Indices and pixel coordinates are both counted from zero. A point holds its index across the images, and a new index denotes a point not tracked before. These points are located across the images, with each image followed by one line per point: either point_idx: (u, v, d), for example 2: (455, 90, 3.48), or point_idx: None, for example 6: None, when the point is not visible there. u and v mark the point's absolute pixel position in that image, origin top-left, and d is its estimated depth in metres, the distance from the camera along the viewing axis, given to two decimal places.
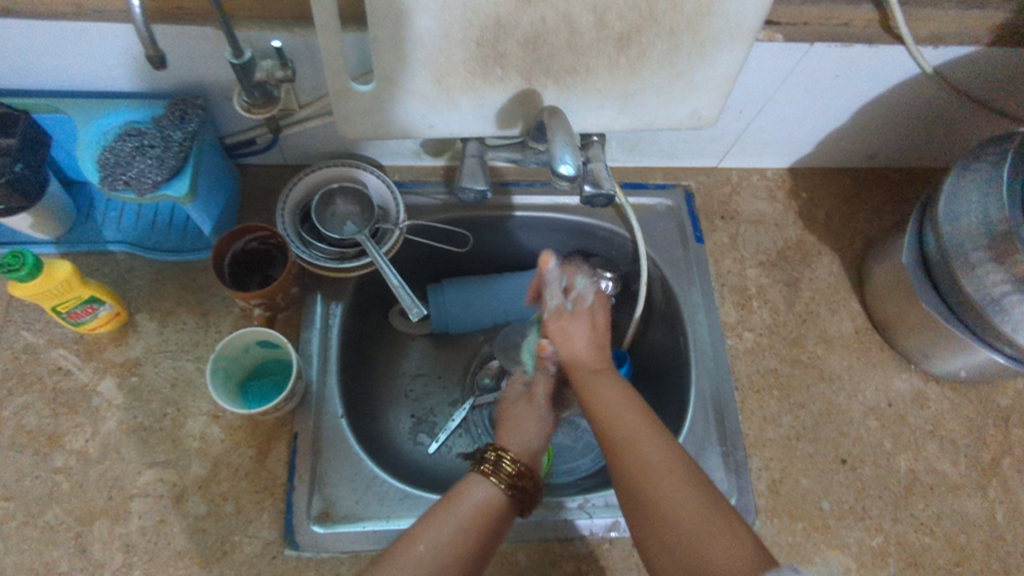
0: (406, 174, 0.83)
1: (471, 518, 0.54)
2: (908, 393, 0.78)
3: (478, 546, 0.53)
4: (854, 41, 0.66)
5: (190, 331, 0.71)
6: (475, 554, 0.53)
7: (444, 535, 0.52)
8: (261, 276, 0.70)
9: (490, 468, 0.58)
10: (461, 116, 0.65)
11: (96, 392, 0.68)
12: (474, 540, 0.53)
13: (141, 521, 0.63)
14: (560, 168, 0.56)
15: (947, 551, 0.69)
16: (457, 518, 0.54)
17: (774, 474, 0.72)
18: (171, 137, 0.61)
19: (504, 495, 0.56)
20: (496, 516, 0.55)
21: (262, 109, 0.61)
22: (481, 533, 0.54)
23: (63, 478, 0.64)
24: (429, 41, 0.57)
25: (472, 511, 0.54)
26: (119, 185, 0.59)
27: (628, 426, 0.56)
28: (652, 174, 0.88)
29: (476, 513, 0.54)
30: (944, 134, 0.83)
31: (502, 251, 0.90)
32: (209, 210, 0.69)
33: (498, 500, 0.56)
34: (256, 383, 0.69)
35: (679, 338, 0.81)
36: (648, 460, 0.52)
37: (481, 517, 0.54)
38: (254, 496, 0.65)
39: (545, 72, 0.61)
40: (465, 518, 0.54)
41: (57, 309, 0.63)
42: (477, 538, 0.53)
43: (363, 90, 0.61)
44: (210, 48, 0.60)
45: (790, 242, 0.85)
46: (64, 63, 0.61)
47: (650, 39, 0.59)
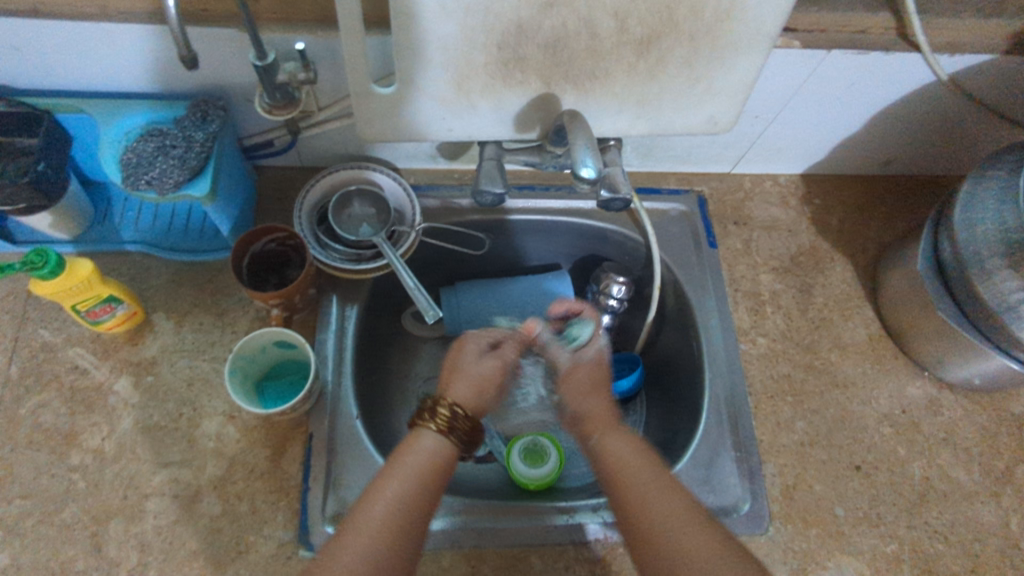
0: (421, 177, 0.83)
1: (417, 472, 0.51)
2: (922, 400, 0.78)
3: (428, 503, 0.50)
4: (870, 48, 0.67)
5: (207, 331, 0.71)
6: (427, 507, 0.50)
7: (391, 493, 0.49)
8: (277, 277, 0.70)
9: (430, 416, 0.55)
10: (480, 119, 0.66)
11: (112, 391, 0.68)
12: (424, 496, 0.50)
13: (157, 520, 0.63)
14: (581, 171, 0.56)
15: (961, 558, 0.69)
16: (405, 472, 0.51)
17: (788, 479, 0.72)
18: (193, 137, 0.62)
19: (445, 442, 0.54)
20: (443, 467, 0.53)
21: (283, 111, 0.62)
22: (431, 486, 0.51)
23: (80, 476, 0.64)
24: (451, 45, 0.57)
25: (419, 464, 0.52)
26: (141, 185, 0.59)
27: (650, 483, 0.51)
28: (666, 180, 0.89)
29: (423, 468, 0.51)
30: (957, 142, 0.83)
31: (515, 255, 0.90)
32: (228, 210, 0.70)
33: (442, 449, 0.53)
34: (272, 385, 0.69)
35: (692, 343, 0.81)
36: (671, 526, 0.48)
37: (428, 471, 0.51)
38: (269, 497, 0.65)
39: (564, 77, 0.61)
40: (412, 474, 0.51)
41: (76, 308, 0.63)
42: (425, 491, 0.50)
43: (383, 92, 0.62)
44: (234, 49, 0.60)
45: (803, 248, 0.85)
46: (87, 64, 0.62)
47: (669, 44, 0.60)
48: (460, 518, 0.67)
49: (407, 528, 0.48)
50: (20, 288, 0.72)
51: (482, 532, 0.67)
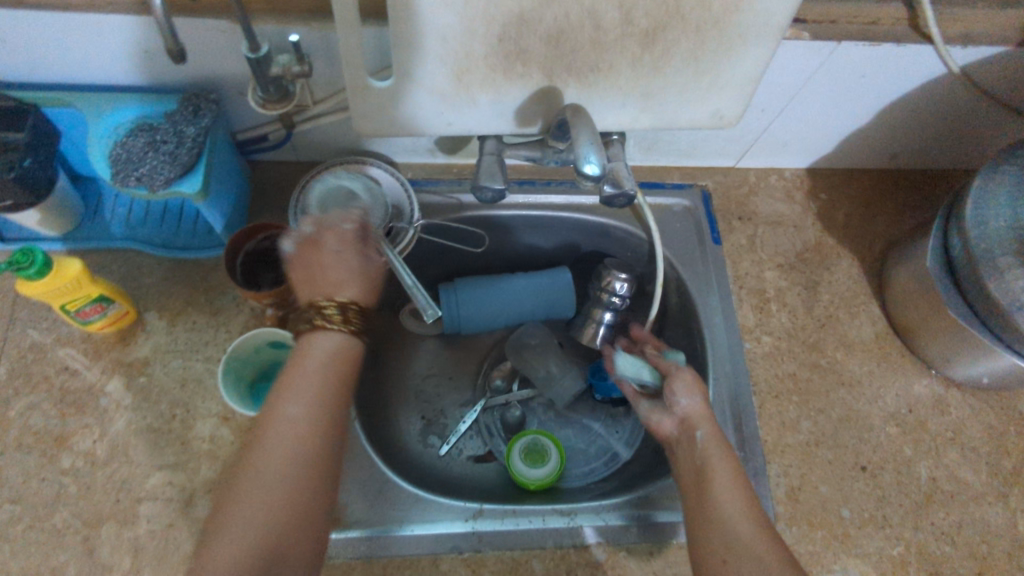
0: (420, 172, 0.81)
1: (320, 372, 0.52)
2: (929, 399, 0.76)
3: (334, 398, 0.51)
4: (881, 40, 0.65)
5: (200, 330, 0.70)
6: (337, 401, 0.52)
7: (297, 395, 0.50)
8: (273, 275, 0.68)
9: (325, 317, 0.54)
10: (480, 113, 0.64)
11: (104, 393, 0.66)
12: (330, 397, 0.51)
13: (150, 525, 0.61)
14: (584, 168, 0.54)
15: (969, 560, 0.68)
16: (306, 372, 0.51)
17: (793, 480, 0.71)
18: (185, 132, 0.60)
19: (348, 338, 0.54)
20: (348, 361, 0.53)
21: (277, 106, 0.60)
22: (336, 381, 0.52)
23: (71, 480, 0.62)
24: (450, 37, 0.55)
25: (320, 365, 0.52)
26: (131, 181, 0.57)
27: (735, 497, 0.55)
28: (669, 174, 0.87)
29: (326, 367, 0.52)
30: (966, 136, 0.82)
31: (516, 252, 0.89)
32: (220, 207, 0.68)
33: (344, 347, 0.54)
34: (267, 385, 0.67)
35: (695, 341, 0.80)
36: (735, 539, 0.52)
37: (330, 370, 0.52)
38: None
39: (567, 70, 0.60)
40: (316, 375, 0.52)
41: (66, 308, 0.62)
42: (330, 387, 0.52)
43: (380, 86, 0.60)
44: (227, 42, 0.58)
45: (808, 244, 0.84)
46: (75, 56, 0.60)
47: (675, 36, 0.58)
48: (453, 519, 0.66)
49: (319, 426, 0.50)
50: (8, 286, 0.70)
51: (483, 536, 0.65)
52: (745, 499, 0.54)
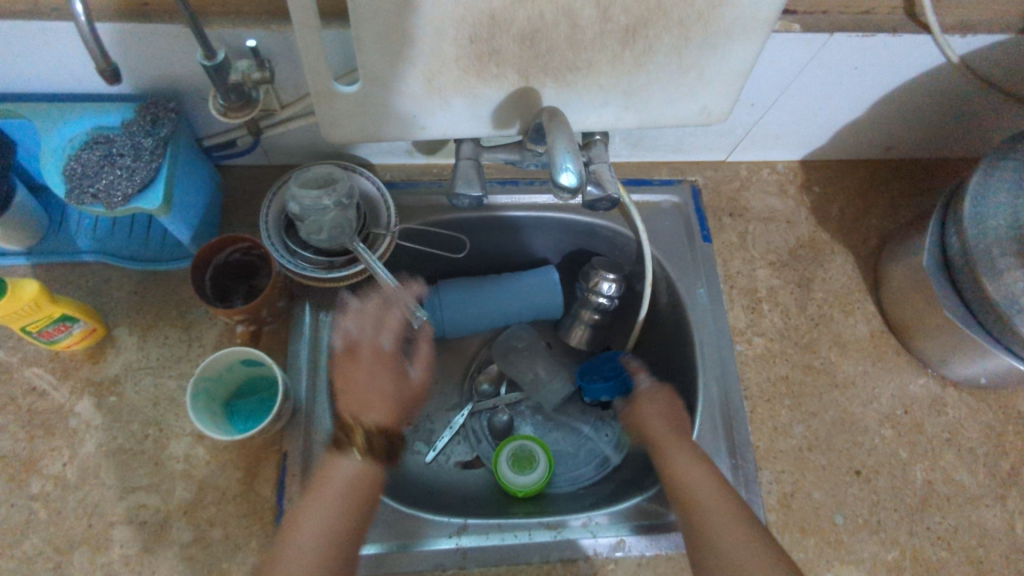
0: (397, 174, 0.78)
1: (343, 493, 0.60)
2: (925, 399, 0.74)
3: (350, 516, 0.59)
4: (876, 31, 0.62)
5: (172, 345, 0.68)
6: (353, 522, 0.59)
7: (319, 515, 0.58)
8: (246, 286, 0.66)
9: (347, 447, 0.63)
10: (455, 116, 0.61)
11: (73, 413, 0.64)
12: (347, 517, 0.59)
13: (123, 549, 0.60)
14: (561, 178, 0.51)
15: (965, 565, 0.67)
16: (328, 497, 0.59)
17: (785, 487, 0.69)
18: (142, 144, 0.57)
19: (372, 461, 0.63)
20: (366, 488, 0.61)
21: (239, 113, 0.57)
22: (353, 506, 0.60)
23: (40, 505, 0.61)
24: (417, 39, 0.52)
25: (341, 489, 0.60)
26: (87, 198, 0.55)
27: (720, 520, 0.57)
28: (657, 170, 0.84)
29: (347, 491, 0.60)
30: (963, 126, 0.79)
31: (500, 252, 0.86)
32: (187, 217, 0.65)
33: (364, 468, 0.62)
34: (242, 403, 0.65)
35: (685, 344, 0.78)
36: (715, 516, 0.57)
37: (352, 492, 0.60)
38: (242, 521, 0.62)
39: (543, 70, 0.56)
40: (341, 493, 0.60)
41: (28, 329, 0.60)
42: (350, 505, 0.59)
43: (347, 91, 0.57)
44: (181, 47, 0.55)
45: (802, 240, 0.81)
46: (24, 65, 0.57)
47: (657, 32, 0.54)
48: (439, 535, 0.64)
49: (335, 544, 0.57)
50: None
51: (468, 553, 0.64)
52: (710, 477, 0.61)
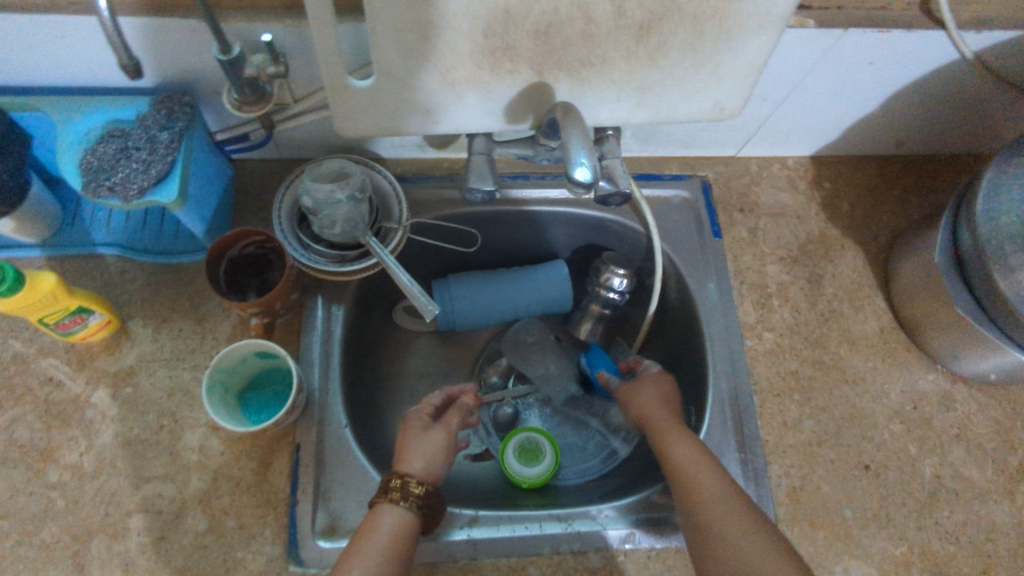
0: (409, 168, 0.79)
1: (387, 546, 0.52)
2: (934, 395, 0.74)
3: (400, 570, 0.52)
4: (890, 26, 0.61)
5: (186, 337, 0.68)
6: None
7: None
8: (259, 279, 0.67)
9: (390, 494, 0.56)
10: (468, 111, 0.61)
11: (89, 404, 0.65)
12: (396, 569, 0.52)
13: (140, 538, 0.61)
14: (575, 172, 0.51)
15: (973, 559, 0.67)
16: (371, 552, 0.52)
17: (794, 481, 0.69)
18: (158, 138, 0.57)
19: (408, 519, 0.55)
20: (409, 539, 0.54)
21: (253, 107, 0.57)
22: (401, 560, 0.53)
23: (58, 494, 0.62)
24: (432, 33, 0.52)
25: (385, 542, 0.53)
26: (103, 192, 0.55)
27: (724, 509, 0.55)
28: (668, 165, 0.84)
29: (393, 544, 0.53)
30: (976, 122, 0.78)
31: (510, 247, 0.86)
32: (201, 210, 0.66)
33: (405, 522, 0.55)
34: (253, 396, 0.66)
35: (695, 339, 0.78)
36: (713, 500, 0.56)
37: (397, 545, 0.53)
38: (256, 511, 0.62)
39: (557, 65, 0.56)
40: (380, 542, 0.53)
41: (45, 321, 0.60)
42: (397, 559, 0.52)
43: (361, 85, 0.57)
44: (196, 41, 0.55)
45: (812, 236, 0.81)
46: (40, 59, 0.57)
47: (672, 27, 0.54)
48: (447, 528, 0.65)
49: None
50: None
51: (480, 544, 0.64)
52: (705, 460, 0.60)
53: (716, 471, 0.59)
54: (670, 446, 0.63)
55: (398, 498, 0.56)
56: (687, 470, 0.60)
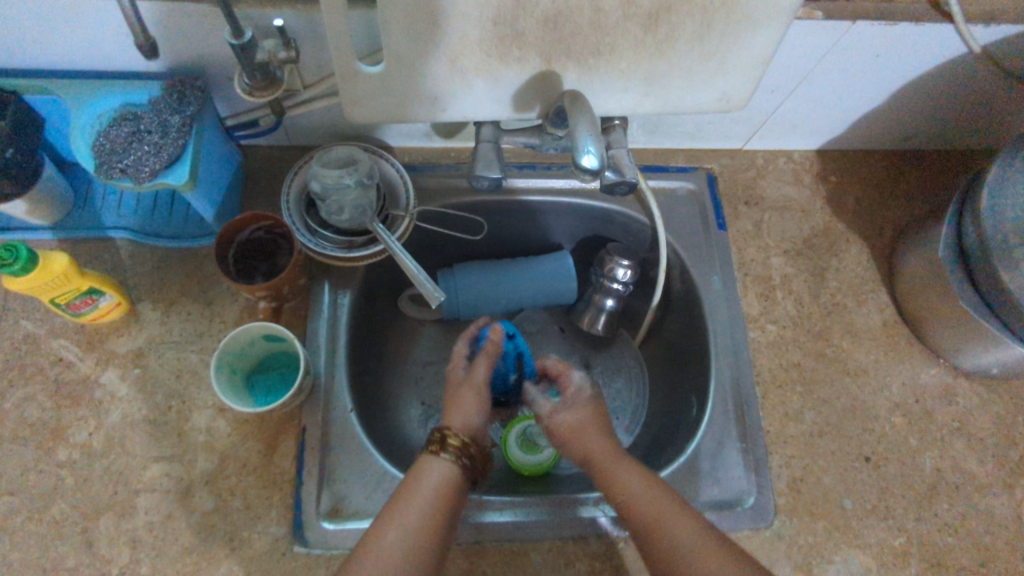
0: (416, 157, 0.79)
1: (432, 499, 0.53)
2: (936, 389, 0.75)
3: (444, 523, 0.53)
4: (898, 19, 0.62)
5: (195, 320, 0.69)
6: (445, 530, 0.53)
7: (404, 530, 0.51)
8: (268, 264, 0.67)
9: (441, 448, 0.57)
10: (476, 98, 0.61)
11: (99, 384, 0.66)
12: (440, 521, 0.52)
13: (148, 516, 0.61)
14: (582, 159, 0.52)
15: (971, 551, 0.67)
16: (415, 503, 0.52)
17: (795, 471, 0.70)
18: (169, 121, 0.58)
19: (454, 473, 0.55)
20: (454, 491, 0.55)
21: (264, 92, 0.57)
22: (445, 510, 0.53)
23: (68, 472, 0.62)
24: (443, 21, 0.53)
25: (430, 493, 0.53)
26: (116, 173, 0.56)
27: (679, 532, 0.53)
28: (674, 157, 0.84)
29: (438, 496, 0.54)
30: (982, 117, 0.78)
31: (515, 236, 0.87)
32: (210, 196, 0.66)
33: (451, 477, 0.55)
34: (262, 377, 0.67)
35: (698, 330, 0.78)
36: (687, 547, 0.52)
37: (441, 496, 0.54)
38: (262, 492, 0.63)
39: (565, 53, 0.57)
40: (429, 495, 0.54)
41: (56, 301, 0.61)
42: (442, 512, 0.53)
43: (371, 71, 0.57)
44: (208, 26, 0.56)
45: (817, 230, 0.81)
46: (54, 42, 0.58)
47: (680, 17, 0.55)
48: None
49: (426, 548, 0.51)
50: None
51: (482, 528, 0.65)
52: (667, 502, 0.56)
53: (667, 496, 0.56)
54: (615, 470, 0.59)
55: (443, 452, 0.56)
56: (634, 495, 0.57)
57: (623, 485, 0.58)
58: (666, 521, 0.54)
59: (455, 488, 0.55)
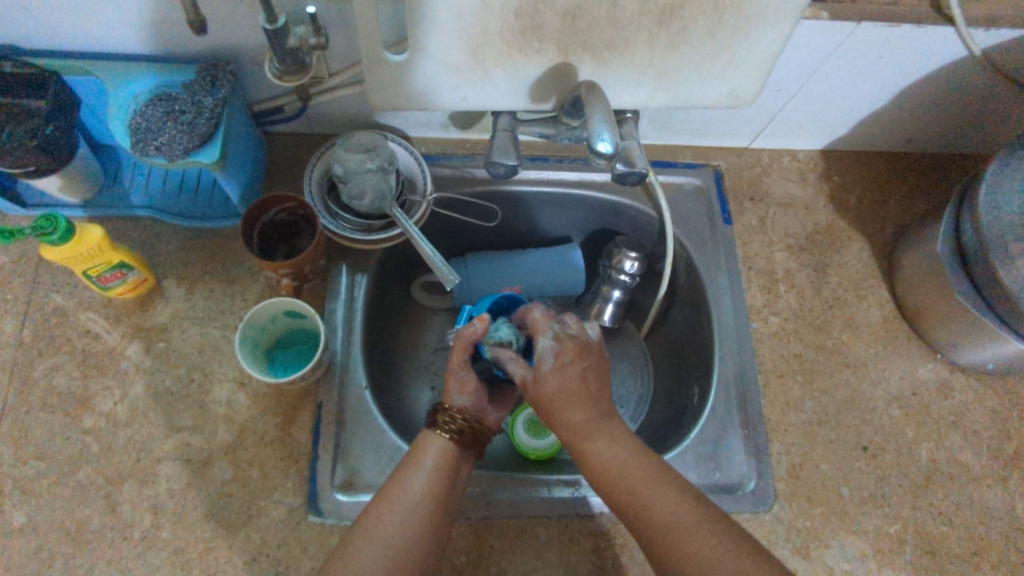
0: (433, 147, 0.82)
1: (432, 472, 0.56)
2: (933, 383, 0.77)
3: (443, 493, 0.56)
4: (902, 21, 0.64)
5: (217, 298, 0.72)
6: (446, 503, 0.56)
7: (403, 500, 0.54)
8: (287, 246, 0.71)
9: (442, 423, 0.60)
10: (495, 88, 0.64)
11: (124, 356, 0.68)
12: (441, 493, 0.56)
13: (169, 484, 0.64)
14: (597, 146, 0.55)
15: (965, 541, 0.69)
16: (420, 471, 0.56)
17: (794, 458, 0.72)
18: (203, 103, 0.61)
19: (454, 448, 0.58)
20: (454, 465, 0.58)
21: (293, 77, 0.60)
22: (448, 481, 0.57)
23: (93, 439, 0.65)
24: (467, 12, 0.56)
25: (432, 463, 0.57)
26: (151, 151, 0.58)
27: (653, 489, 0.54)
28: (682, 153, 0.87)
29: (439, 467, 0.57)
30: (983, 121, 0.81)
31: (526, 227, 0.89)
32: (237, 176, 0.69)
33: (452, 452, 0.58)
34: (282, 351, 0.70)
35: (703, 320, 0.81)
36: (663, 512, 0.52)
37: (442, 469, 0.57)
38: (279, 463, 0.65)
39: (582, 46, 0.59)
40: (432, 470, 0.57)
41: (88, 274, 0.63)
42: (442, 483, 0.56)
43: (396, 59, 0.60)
44: (243, 11, 0.59)
45: (819, 227, 0.84)
46: (93, 25, 0.61)
47: (692, 13, 0.57)
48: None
49: (430, 515, 0.54)
50: (31, 251, 0.72)
51: (490, 504, 0.67)
52: (644, 473, 0.55)
53: (639, 457, 0.57)
54: (593, 444, 0.57)
55: (443, 429, 0.59)
56: (611, 459, 0.56)
57: (596, 458, 0.57)
58: (642, 487, 0.54)
59: (456, 464, 0.58)
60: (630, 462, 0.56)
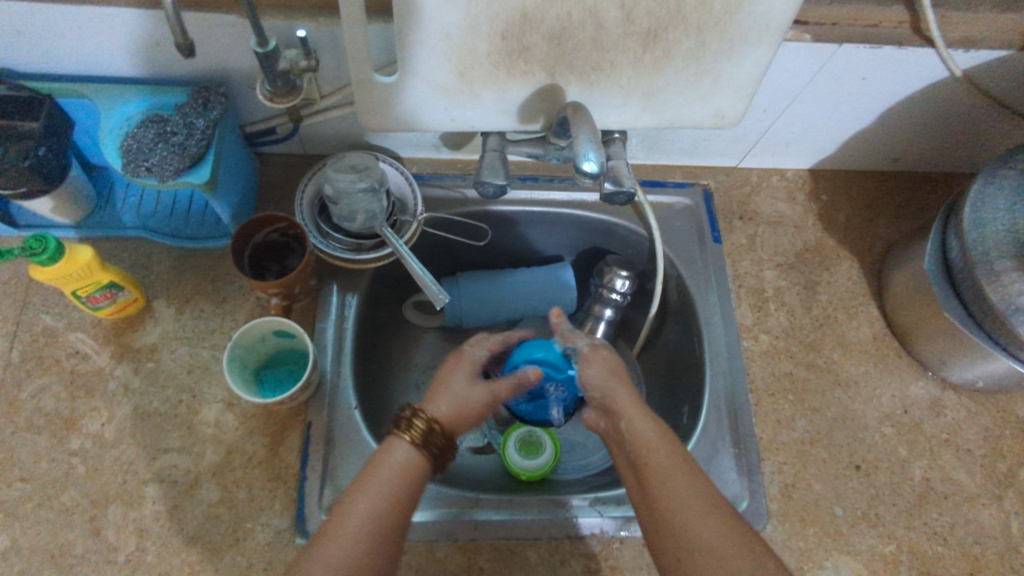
0: (424, 167, 0.82)
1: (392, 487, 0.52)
2: (925, 401, 0.77)
3: (404, 506, 0.51)
4: (882, 43, 0.65)
5: (207, 318, 0.72)
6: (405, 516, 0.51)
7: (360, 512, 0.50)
8: (278, 266, 0.70)
9: (406, 428, 0.55)
10: (483, 109, 0.65)
11: (112, 376, 0.68)
12: (402, 499, 0.51)
13: (155, 506, 0.63)
14: (583, 166, 0.55)
15: (960, 561, 0.69)
16: (380, 481, 0.52)
17: (786, 478, 0.72)
18: (194, 124, 0.61)
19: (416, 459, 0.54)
20: (418, 477, 0.53)
21: (284, 99, 0.61)
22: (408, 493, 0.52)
23: (79, 461, 0.64)
24: (455, 35, 0.56)
25: (395, 474, 0.52)
26: (142, 172, 0.59)
27: (668, 465, 0.53)
28: (671, 173, 0.88)
29: (399, 477, 0.52)
30: (968, 140, 0.82)
31: (517, 247, 0.90)
32: (228, 198, 0.69)
33: (416, 462, 0.53)
34: (270, 372, 0.71)
35: (694, 339, 0.81)
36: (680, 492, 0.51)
37: (404, 480, 0.52)
38: (267, 485, 0.65)
39: (569, 68, 0.60)
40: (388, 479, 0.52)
41: (77, 294, 0.64)
42: (401, 495, 0.52)
43: (385, 82, 0.61)
44: (236, 36, 0.60)
45: (808, 245, 0.84)
46: (87, 49, 0.62)
47: (676, 36, 0.58)
48: (442, 511, 0.67)
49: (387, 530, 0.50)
50: (22, 272, 0.72)
51: (479, 525, 0.66)
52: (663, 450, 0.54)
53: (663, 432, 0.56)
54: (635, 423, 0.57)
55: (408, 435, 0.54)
56: (640, 434, 0.56)
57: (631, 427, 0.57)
58: (664, 466, 0.53)
59: (419, 475, 0.53)
60: (655, 446, 0.55)
